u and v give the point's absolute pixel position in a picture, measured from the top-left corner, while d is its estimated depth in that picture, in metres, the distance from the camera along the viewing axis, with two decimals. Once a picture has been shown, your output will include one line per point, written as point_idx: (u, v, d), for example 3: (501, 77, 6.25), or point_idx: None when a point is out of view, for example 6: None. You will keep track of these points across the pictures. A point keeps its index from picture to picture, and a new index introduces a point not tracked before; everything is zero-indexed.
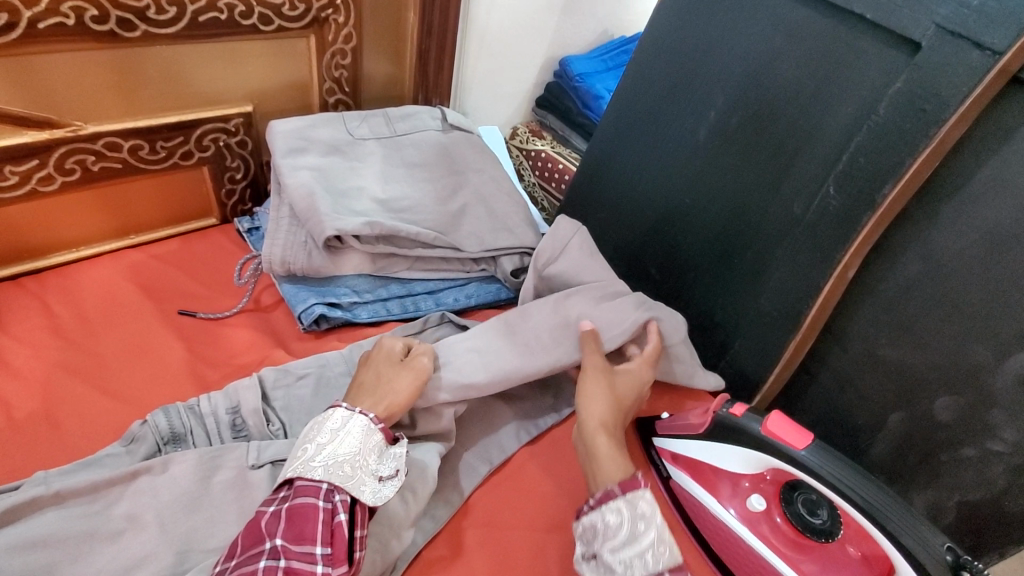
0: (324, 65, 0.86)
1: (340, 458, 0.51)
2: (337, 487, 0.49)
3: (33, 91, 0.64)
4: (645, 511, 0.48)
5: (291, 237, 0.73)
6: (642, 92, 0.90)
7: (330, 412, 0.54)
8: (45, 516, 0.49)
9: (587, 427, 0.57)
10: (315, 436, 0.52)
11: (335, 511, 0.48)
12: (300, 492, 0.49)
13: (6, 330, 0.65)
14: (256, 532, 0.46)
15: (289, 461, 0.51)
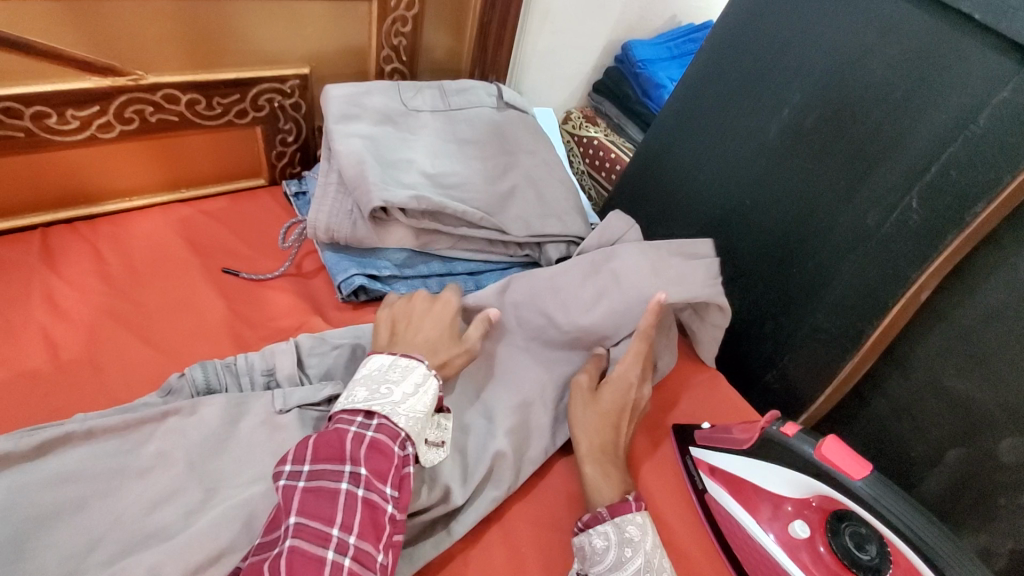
0: (383, 33, 0.84)
1: (419, 412, 0.50)
2: (411, 438, 0.49)
3: (98, 37, 0.64)
4: (632, 536, 0.50)
5: (338, 204, 0.72)
6: (709, 83, 0.85)
7: (415, 363, 0.53)
8: (79, 453, 0.50)
9: (579, 453, 0.59)
10: (398, 382, 0.51)
11: (406, 460, 0.48)
12: (382, 429, 0.47)
13: (57, 272, 0.66)
14: (340, 450, 0.45)
15: (370, 393, 0.50)
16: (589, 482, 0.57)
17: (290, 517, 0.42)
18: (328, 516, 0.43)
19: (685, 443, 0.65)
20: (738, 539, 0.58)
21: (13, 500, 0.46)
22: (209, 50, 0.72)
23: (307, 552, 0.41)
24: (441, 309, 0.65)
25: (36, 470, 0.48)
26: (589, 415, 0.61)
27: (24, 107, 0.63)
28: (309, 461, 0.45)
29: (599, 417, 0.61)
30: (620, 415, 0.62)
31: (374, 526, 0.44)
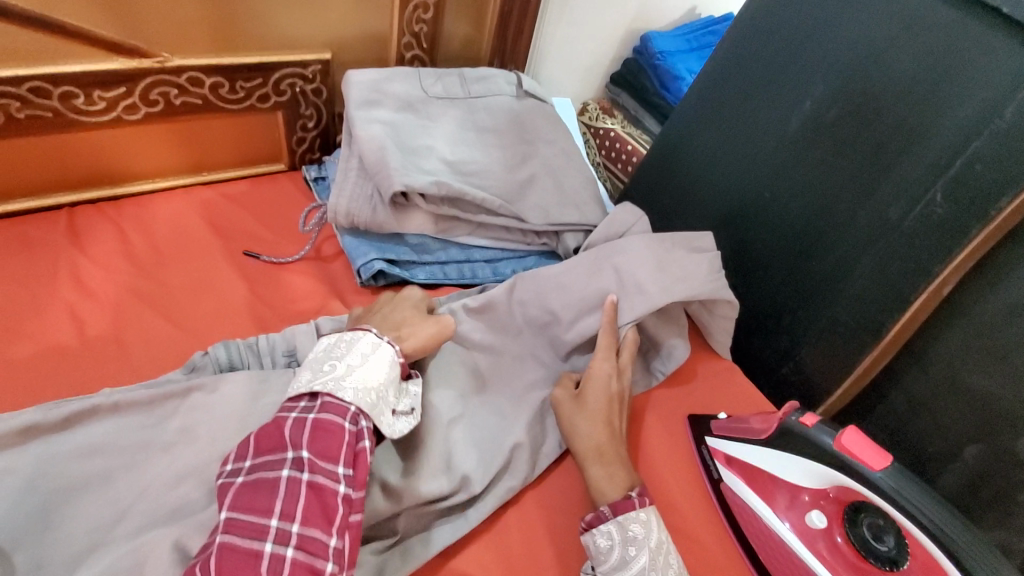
0: (405, 19, 0.84)
1: (368, 383, 0.50)
2: (364, 412, 0.48)
3: (125, 19, 0.65)
4: (636, 535, 0.50)
5: (358, 188, 0.72)
6: (730, 74, 0.85)
7: (359, 334, 0.53)
8: (105, 425, 0.50)
9: (579, 454, 0.59)
10: (343, 356, 0.51)
11: (358, 436, 0.47)
12: (326, 408, 0.47)
13: (84, 251, 0.67)
14: (279, 438, 0.45)
15: (314, 374, 0.50)
16: (592, 483, 0.56)
17: (224, 513, 0.42)
18: (265, 507, 0.42)
19: (701, 432, 0.65)
20: (754, 529, 0.58)
21: (43, 470, 0.47)
22: (232, 34, 0.72)
23: (245, 544, 0.41)
24: (405, 301, 0.65)
25: (62, 440, 0.49)
26: (580, 419, 0.60)
27: (52, 87, 0.64)
28: (249, 456, 0.45)
29: (591, 419, 0.60)
30: (608, 414, 0.61)
31: (323, 511, 0.43)
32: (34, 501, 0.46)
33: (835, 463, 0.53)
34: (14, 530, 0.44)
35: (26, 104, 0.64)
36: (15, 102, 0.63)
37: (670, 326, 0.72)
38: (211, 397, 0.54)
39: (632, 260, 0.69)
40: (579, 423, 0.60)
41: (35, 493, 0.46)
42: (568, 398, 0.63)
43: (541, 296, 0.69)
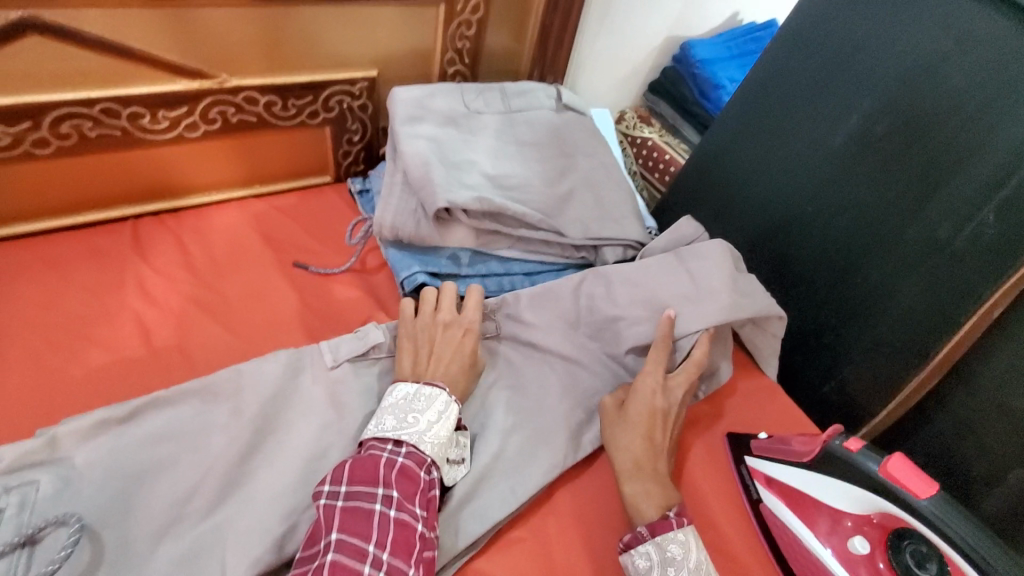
0: (448, 36, 0.86)
1: (443, 439, 0.55)
2: (434, 464, 0.54)
3: (188, 43, 0.68)
4: (674, 555, 0.52)
5: (402, 203, 0.74)
6: (773, 87, 0.84)
7: (436, 393, 0.57)
8: (163, 415, 0.54)
9: (622, 469, 0.60)
10: (423, 411, 0.56)
11: (431, 484, 0.53)
12: (410, 457, 0.52)
13: (148, 262, 0.71)
14: (373, 473, 0.50)
15: (397, 422, 0.55)
16: (630, 500, 0.58)
17: (331, 533, 0.47)
18: (364, 533, 0.47)
19: (740, 452, 0.66)
20: (794, 551, 0.57)
21: (115, 457, 0.50)
22: (287, 55, 0.76)
23: (350, 564, 0.45)
24: (462, 338, 0.65)
25: (127, 430, 0.52)
26: (624, 432, 0.62)
27: (121, 108, 0.68)
28: (347, 481, 0.49)
29: (632, 431, 0.62)
30: (652, 429, 0.62)
31: (406, 545, 0.48)
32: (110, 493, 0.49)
33: (878, 489, 0.52)
34: (101, 514, 0.48)
35: (99, 124, 0.68)
36: (88, 122, 0.67)
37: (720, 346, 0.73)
38: (260, 390, 0.57)
39: (687, 272, 0.75)
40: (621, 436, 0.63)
41: (114, 478, 0.50)
42: (613, 409, 0.66)
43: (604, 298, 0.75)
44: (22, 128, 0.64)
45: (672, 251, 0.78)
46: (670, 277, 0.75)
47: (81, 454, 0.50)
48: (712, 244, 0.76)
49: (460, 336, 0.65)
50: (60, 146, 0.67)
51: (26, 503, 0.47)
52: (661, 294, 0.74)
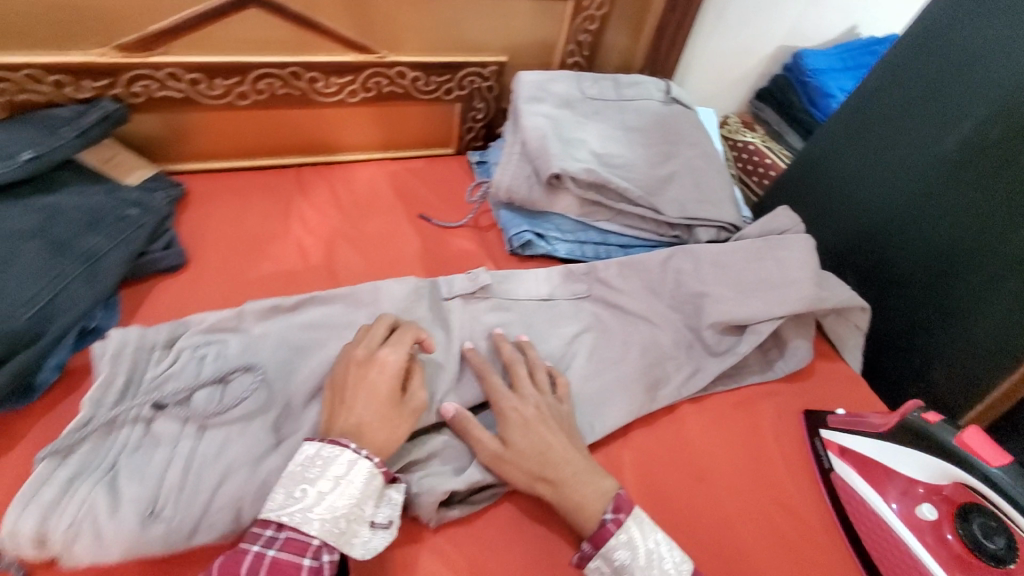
0: (573, 29, 0.95)
1: (338, 511, 0.49)
2: (326, 544, 0.48)
3: (362, 22, 0.82)
4: (621, 559, 0.54)
5: (519, 169, 0.83)
6: (885, 92, 0.85)
7: (336, 451, 0.51)
8: (317, 309, 0.67)
9: (543, 476, 0.58)
10: (314, 480, 0.50)
11: (319, 570, 0.48)
12: (286, 545, 0.47)
13: (307, 200, 0.86)
14: (236, 575, 0.45)
15: (284, 498, 0.49)
16: (573, 504, 0.56)
17: None
18: None
19: (815, 426, 0.71)
20: (861, 514, 0.61)
21: (284, 333, 0.64)
22: (435, 37, 0.88)
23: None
24: (377, 379, 0.56)
25: (296, 316, 0.66)
26: (529, 454, 0.58)
27: (304, 72, 0.83)
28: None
29: (532, 449, 0.59)
30: (550, 439, 0.60)
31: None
32: (282, 359, 0.62)
33: (948, 456, 0.54)
34: (273, 372, 0.61)
35: (284, 84, 0.83)
36: (278, 82, 0.83)
37: (801, 330, 0.79)
38: (384, 301, 0.69)
39: (776, 259, 0.78)
40: (517, 468, 0.58)
41: (285, 348, 0.63)
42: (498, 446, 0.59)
43: (695, 274, 0.80)
44: (232, 82, 0.80)
45: (765, 237, 0.81)
46: (761, 261, 0.78)
47: (261, 327, 0.64)
48: (803, 236, 0.79)
49: (379, 380, 0.56)
50: (255, 99, 0.84)
51: (221, 354, 0.61)
52: (748, 277, 0.78)
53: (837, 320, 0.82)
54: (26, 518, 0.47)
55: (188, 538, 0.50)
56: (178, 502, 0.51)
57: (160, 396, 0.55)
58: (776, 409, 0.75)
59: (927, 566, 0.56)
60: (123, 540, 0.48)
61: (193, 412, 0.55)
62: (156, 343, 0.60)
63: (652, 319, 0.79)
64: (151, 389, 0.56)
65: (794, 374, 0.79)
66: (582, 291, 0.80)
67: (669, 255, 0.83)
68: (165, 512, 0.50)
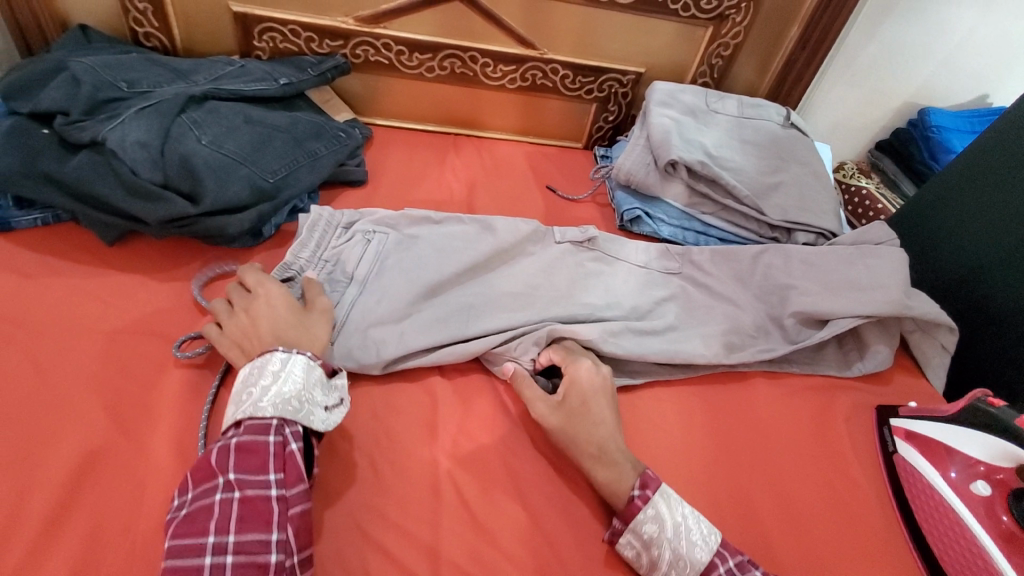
0: (707, 54, 1.09)
1: (287, 394, 0.54)
2: (287, 420, 0.54)
3: (533, 24, 1.01)
4: (650, 535, 0.56)
5: (640, 157, 0.97)
6: (1005, 144, 0.91)
7: (266, 356, 0.56)
8: (458, 225, 0.81)
9: (591, 447, 0.61)
10: (258, 381, 0.55)
11: (285, 442, 0.53)
12: (249, 430, 0.53)
13: (458, 158, 1.05)
14: (207, 468, 0.50)
15: (236, 405, 0.55)
16: (605, 488, 0.59)
17: (168, 542, 0.47)
18: (201, 527, 0.47)
19: (886, 417, 0.75)
20: (916, 487, 0.67)
21: (431, 239, 0.78)
22: (588, 45, 1.05)
23: (183, 563, 0.45)
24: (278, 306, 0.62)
25: (446, 227, 0.81)
26: (579, 422, 0.62)
27: (480, 57, 1.03)
28: (188, 489, 0.50)
29: (587, 422, 0.62)
30: (596, 410, 0.63)
31: (263, 515, 0.49)
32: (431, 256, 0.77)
33: (1008, 433, 0.60)
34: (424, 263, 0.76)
35: (462, 64, 1.04)
36: (459, 62, 1.04)
37: (884, 337, 0.83)
38: (512, 229, 0.81)
39: (867, 264, 0.84)
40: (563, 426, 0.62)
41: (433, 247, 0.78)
42: (555, 406, 0.64)
43: (784, 267, 0.87)
44: (425, 57, 1.02)
45: (860, 245, 0.87)
46: (852, 264, 0.85)
47: (412, 230, 0.79)
48: (897, 249, 0.85)
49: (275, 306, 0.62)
50: (438, 74, 1.05)
51: (382, 241, 0.76)
52: (837, 277, 0.84)
53: (921, 338, 0.85)
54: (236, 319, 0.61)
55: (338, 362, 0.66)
56: (339, 336, 0.68)
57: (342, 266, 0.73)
58: (848, 399, 0.79)
59: (973, 534, 0.61)
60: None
61: (360, 273, 0.72)
62: (339, 224, 0.76)
63: (737, 300, 0.86)
64: (329, 256, 0.73)
65: (872, 377, 0.83)
66: (675, 267, 0.88)
67: (762, 251, 0.90)
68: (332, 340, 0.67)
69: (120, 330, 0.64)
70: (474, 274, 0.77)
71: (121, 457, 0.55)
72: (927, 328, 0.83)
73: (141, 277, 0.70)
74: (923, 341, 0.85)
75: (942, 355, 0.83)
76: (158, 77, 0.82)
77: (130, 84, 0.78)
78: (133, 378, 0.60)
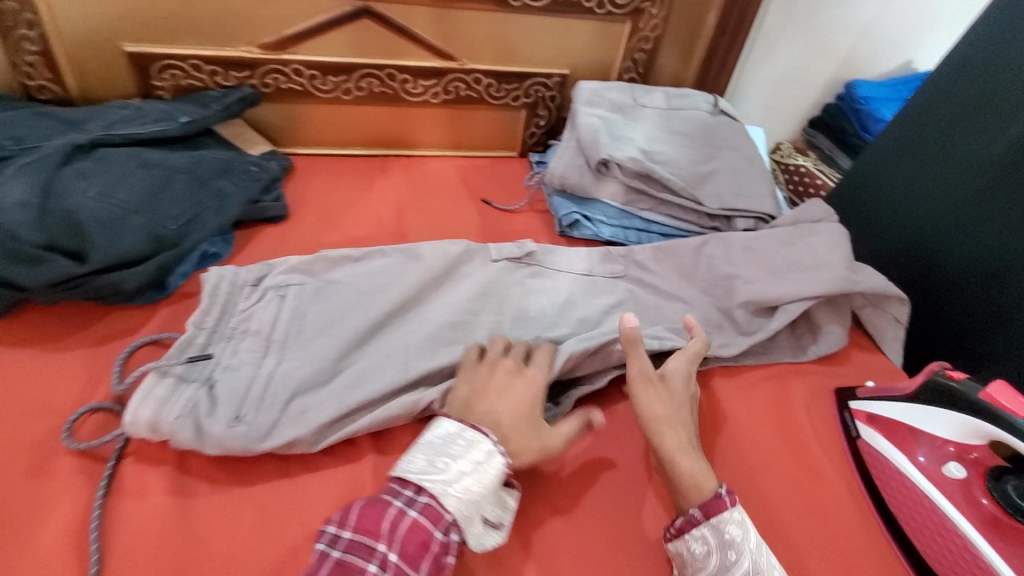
0: (629, 48, 1.08)
1: (474, 496, 0.52)
2: (455, 525, 0.51)
3: (446, 34, 0.98)
4: (733, 537, 0.53)
5: (572, 160, 0.94)
6: (933, 108, 0.90)
7: (478, 437, 0.55)
8: (382, 259, 0.75)
9: (682, 434, 0.61)
10: (457, 457, 0.53)
11: (446, 547, 0.49)
12: (425, 511, 0.50)
13: (387, 181, 1.00)
14: (375, 525, 0.48)
15: (426, 464, 0.53)
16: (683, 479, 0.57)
17: None
18: None
19: (845, 400, 0.73)
20: (885, 474, 0.64)
21: (353, 278, 0.72)
22: (508, 50, 1.03)
23: None
24: (523, 387, 0.61)
25: (368, 263, 0.75)
26: (677, 407, 0.63)
27: (397, 74, 1.00)
28: (351, 528, 0.48)
29: (674, 406, 0.63)
30: (688, 407, 0.64)
31: None
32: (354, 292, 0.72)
33: (975, 410, 0.56)
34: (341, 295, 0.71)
35: (380, 83, 1.00)
36: (376, 81, 1.00)
37: (834, 316, 0.82)
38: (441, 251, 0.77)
39: (809, 244, 0.82)
40: (656, 401, 0.63)
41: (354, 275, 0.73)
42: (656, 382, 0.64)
43: (727, 256, 0.85)
44: (340, 80, 0.98)
45: (800, 225, 0.86)
46: (794, 245, 0.83)
47: (331, 273, 0.73)
48: (835, 225, 0.84)
49: (521, 388, 0.61)
50: (356, 96, 1.01)
51: (299, 293, 0.69)
52: (781, 261, 0.82)
53: (872, 314, 0.83)
54: (144, 409, 0.55)
55: (260, 443, 0.57)
56: (256, 411, 0.58)
57: (249, 326, 0.65)
58: (805, 384, 0.77)
59: (953, 522, 0.57)
60: (215, 438, 0.56)
61: (276, 337, 0.65)
62: (247, 282, 0.69)
63: (684, 297, 0.83)
64: (237, 320, 0.66)
65: (826, 358, 0.81)
66: (619, 270, 0.84)
67: (703, 243, 0.87)
68: (247, 417, 0.58)
69: (9, 412, 0.58)
70: (406, 311, 0.71)
71: (9, 560, 0.48)
72: (876, 304, 0.82)
73: (32, 350, 0.63)
74: (874, 317, 0.83)
75: (896, 328, 0.82)
76: (46, 130, 0.76)
77: (15, 141, 0.72)
78: (23, 464, 0.54)
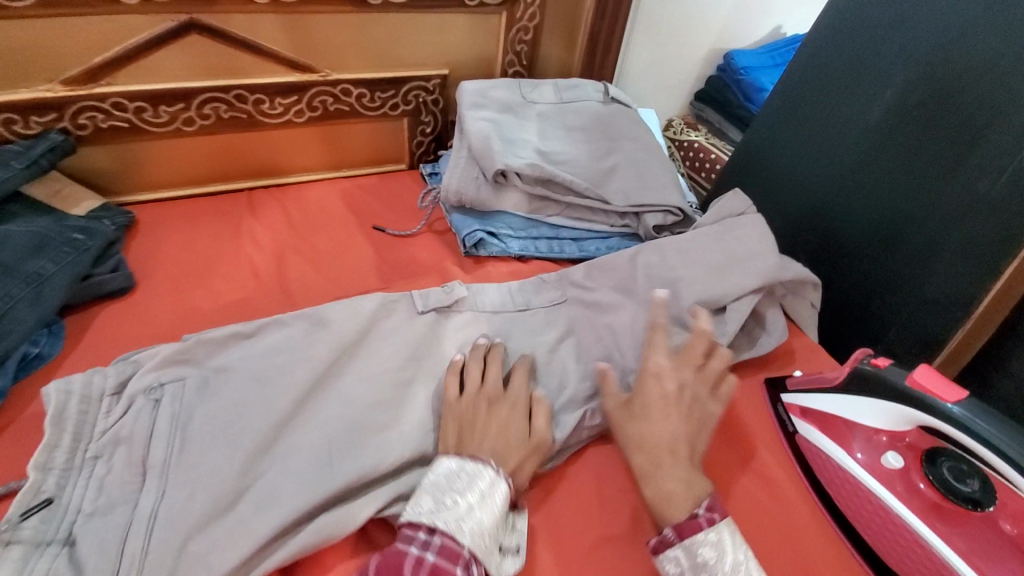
0: (509, 40, 1.00)
1: (486, 528, 0.49)
2: (478, 560, 0.47)
3: (300, 44, 0.85)
4: (705, 561, 0.48)
5: (466, 172, 0.85)
6: (811, 76, 0.91)
7: (480, 468, 0.52)
8: (276, 334, 0.62)
9: (654, 450, 0.56)
10: (465, 490, 0.50)
11: None
12: (443, 551, 0.46)
13: (259, 221, 0.86)
14: None
15: (435, 505, 0.49)
16: (659, 492, 0.53)
17: None
18: None
19: (776, 392, 0.71)
20: (826, 468, 0.63)
21: (243, 362, 0.59)
22: (375, 54, 0.91)
23: None
24: (509, 410, 0.59)
25: (254, 342, 0.61)
26: (646, 423, 0.58)
27: (248, 94, 0.85)
28: None
29: (650, 419, 0.58)
30: (667, 414, 0.58)
31: None
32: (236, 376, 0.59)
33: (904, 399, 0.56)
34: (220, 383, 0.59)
35: (230, 107, 0.85)
36: (224, 105, 0.84)
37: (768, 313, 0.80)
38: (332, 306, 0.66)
39: (721, 234, 0.80)
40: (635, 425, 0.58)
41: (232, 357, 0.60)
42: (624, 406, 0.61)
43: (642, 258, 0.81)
44: (177, 108, 0.82)
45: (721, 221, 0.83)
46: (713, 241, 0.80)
47: (217, 359, 0.59)
48: (758, 217, 0.82)
49: (518, 421, 0.58)
50: (202, 125, 0.85)
51: (177, 394, 0.56)
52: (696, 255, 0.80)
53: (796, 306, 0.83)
54: None
55: None
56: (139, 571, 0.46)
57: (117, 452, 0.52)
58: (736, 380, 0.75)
59: (898, 514, 0.58)
60: None
61: (153, 460, 0.51)
62: (104, 392, 0.54)
63: None
64: (101, 448, 0.52)
65: None
66: (559, 296, 0.77)
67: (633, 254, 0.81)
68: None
69: None
70: (318, 391, 0.59)
71: None
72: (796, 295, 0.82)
73: None
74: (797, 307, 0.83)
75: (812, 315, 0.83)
76: None
77: None
78: None
